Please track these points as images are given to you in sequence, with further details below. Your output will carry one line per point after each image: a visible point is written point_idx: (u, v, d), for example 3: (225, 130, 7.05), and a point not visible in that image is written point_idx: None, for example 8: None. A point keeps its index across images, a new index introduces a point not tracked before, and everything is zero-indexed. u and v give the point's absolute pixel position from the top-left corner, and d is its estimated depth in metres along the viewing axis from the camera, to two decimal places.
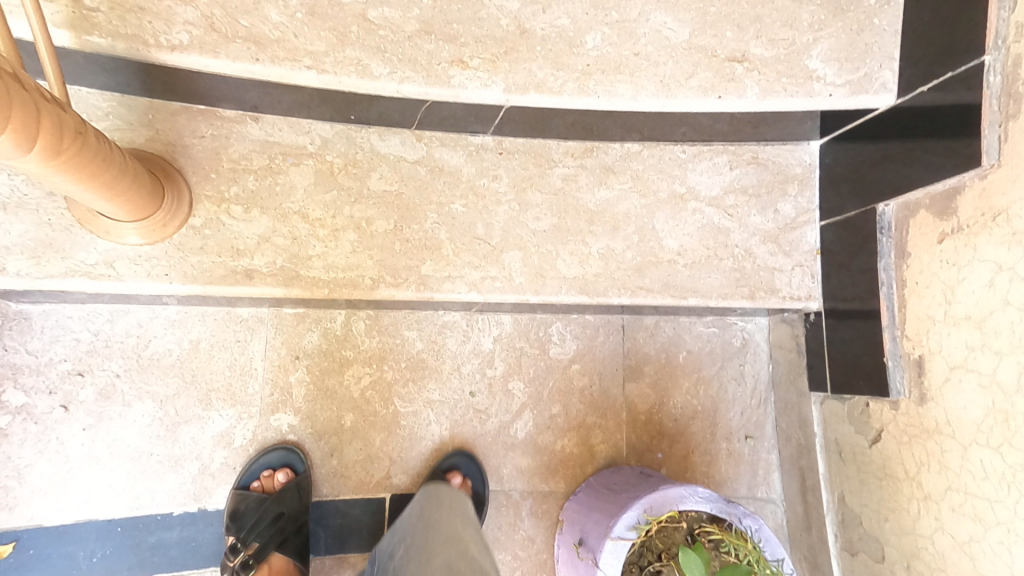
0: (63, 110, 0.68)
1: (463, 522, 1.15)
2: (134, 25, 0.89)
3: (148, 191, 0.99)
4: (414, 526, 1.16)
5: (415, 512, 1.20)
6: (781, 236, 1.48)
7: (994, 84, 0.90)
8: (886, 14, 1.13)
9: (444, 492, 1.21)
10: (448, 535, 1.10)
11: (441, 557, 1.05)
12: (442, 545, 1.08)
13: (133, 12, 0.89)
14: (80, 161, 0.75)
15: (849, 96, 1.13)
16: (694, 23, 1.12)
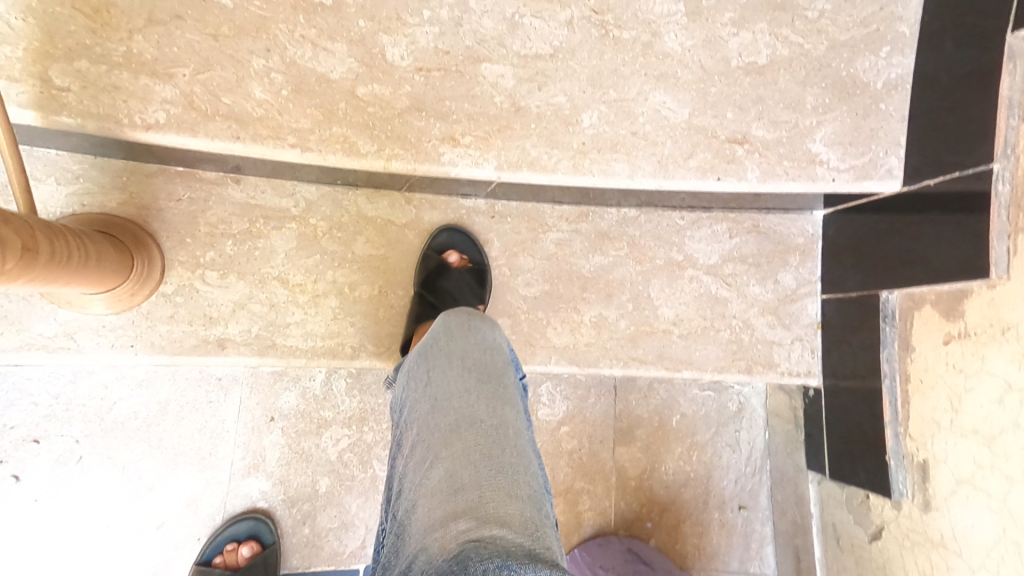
0: (10, 228, 0.61)
1: (487, 390, 0.89)
2: (107, 104, 0.82)
3: (112, 259, 0.92)
4: (422, 389, 0.92)
5: (424, 359, 0.97)
6: (781, 307, 1.42)
7: (1002, 194, 0.86)
8: (893, 98, 1.07)
9: (460, 353, 0.95)
10: (465, 407, 0.85)
11: (455, 434, 0.81)
12: (458, 418, 0.84)
13: (107, 91, 0.82)
14: (34, 272, 0.68)
15: (852, 181, 1.09)
16: (694, 103, 1.09)
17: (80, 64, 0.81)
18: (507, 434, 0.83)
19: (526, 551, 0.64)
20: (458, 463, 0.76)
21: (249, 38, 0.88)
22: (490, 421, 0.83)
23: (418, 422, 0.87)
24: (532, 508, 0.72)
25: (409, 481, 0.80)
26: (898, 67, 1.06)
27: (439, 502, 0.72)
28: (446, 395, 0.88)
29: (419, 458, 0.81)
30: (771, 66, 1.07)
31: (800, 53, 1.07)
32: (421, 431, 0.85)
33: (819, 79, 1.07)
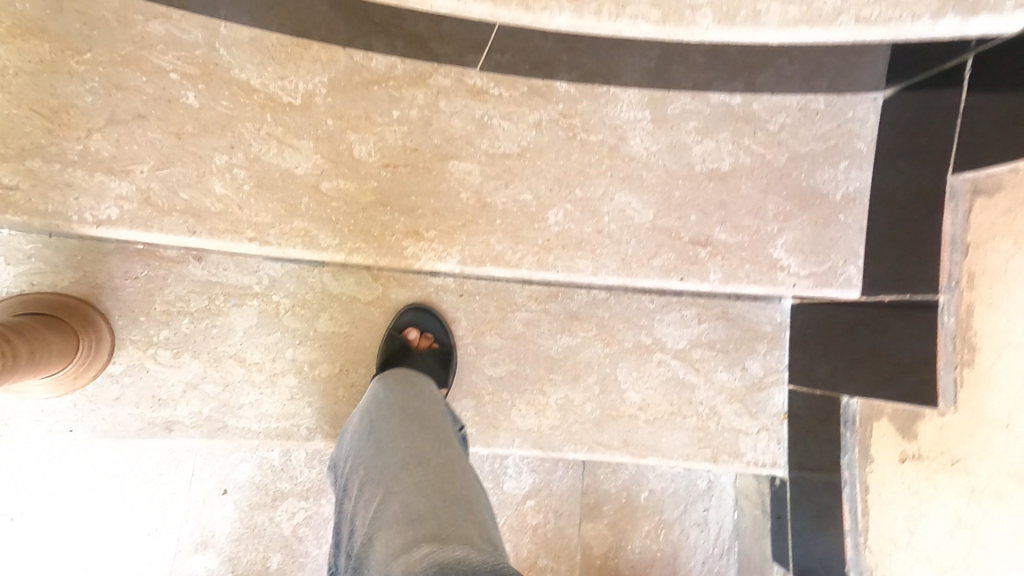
0: None
1: (432, 430, 0.88)
2: (58, 201, 0.82)
3: (47, 337, 0.90)
4: (368, 435, 0.88)
5: (368, 409, 0.94)
6: (748, 396, 1.40)
7: (948, 325, 0.87)
8: (851, 211, 1.07)
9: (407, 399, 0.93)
10: (411, 445, 0.83)
11: (404, 471, 0.79)
12: (405, 455, 0.82)
13: (57, 188, 0.82)
14: None
15: (812, 288, 1.09)
16: (659, 205, 1.10)
17: (33, 163, 0.81)
18: (455, 469, 0.82)
19: (491, 568, 0.64)
20: (412, 496, 0.75)
21: (213, 136, 0.88)
22: (437, 458, 0.82)
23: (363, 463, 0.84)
24: (489, 533, 0.73)
25: (360, 521, 0.77)
26: (856, 181, 1.06)
27: (395, 534, 0.70)
28: (390, 436, 0.86)
29: (368, 496, 0.79)
30: (734, 172, 1.09)
31: (762, 163, 1.08)
32: (366, 473, 0.82)
33: (779, 187, 1.08)
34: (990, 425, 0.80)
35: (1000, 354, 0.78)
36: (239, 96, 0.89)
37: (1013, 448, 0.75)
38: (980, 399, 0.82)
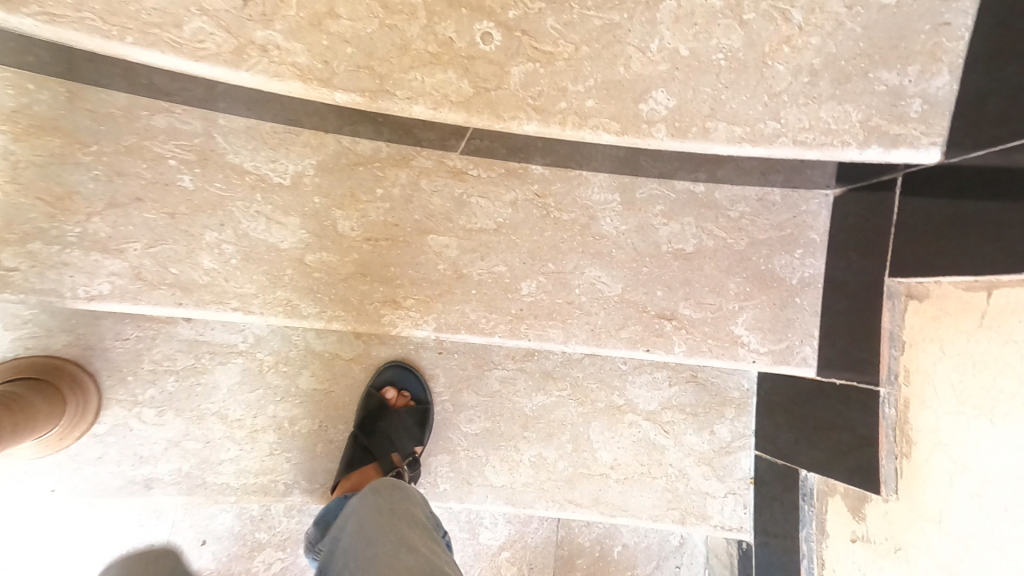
0: None
1: (415, 524, 0.98)
2: (53, 279, 0.88)
3: (37, 409, 0.98)
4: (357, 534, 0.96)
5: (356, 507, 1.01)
6: (716, 459, 1.43)
7: (889, 416, 0.92)
8: (807, 294, 1.13)
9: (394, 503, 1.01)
10: (399, 539, 0.94)
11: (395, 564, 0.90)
12: (393, 550, 0.92)
13: (54, 268, 0.88)
14: None
15: (770, 364, 1.14)
16: (627, 279, 1.15)
17: (33, 246, 0.87)
18: (437, 559, 0.93)
19: None
20: None
21: (205, 215, 0.95)
22: (421, 552, 0.93)
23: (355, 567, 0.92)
24: None
25: None
26: (811, 267, 1.13)
27: None
28: (378, 531, 0.95)
29: None
30: (697, 253, 1.15)
31: (723, 246, 1.15)
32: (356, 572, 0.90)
33: (739, 269, 1.15)
34: (928, 518, 0.84)
35: (933, 450, 0.83)
36: (232, 179, 0.96)
37: (946, 544, 0.79)
38: (917, 491, 0.86)
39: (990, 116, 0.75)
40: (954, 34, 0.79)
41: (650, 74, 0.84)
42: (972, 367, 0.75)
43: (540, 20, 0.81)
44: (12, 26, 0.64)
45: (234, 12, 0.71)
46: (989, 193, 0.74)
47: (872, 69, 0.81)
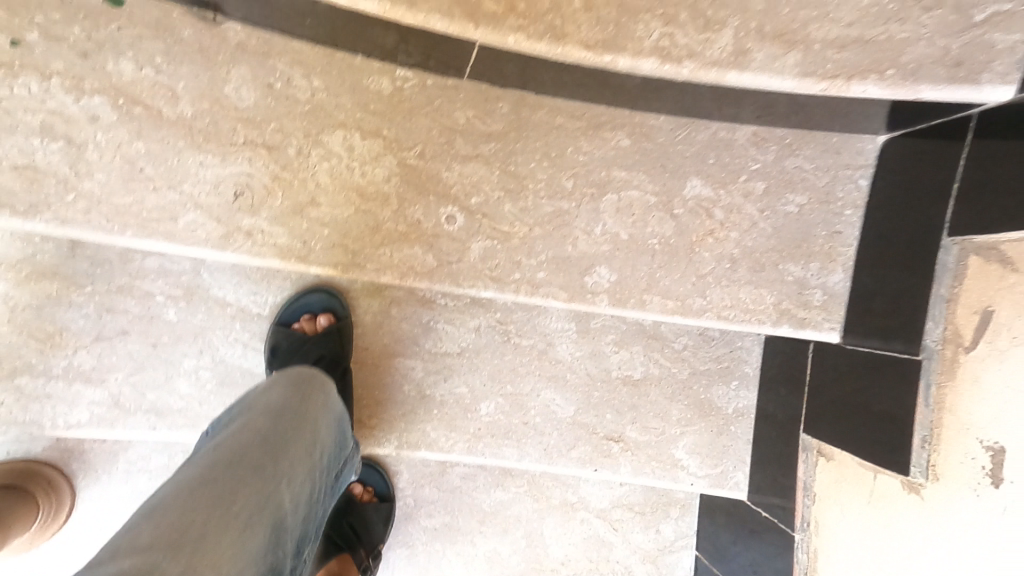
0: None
1: None
2: (35, 410, 0.94)
3: (8, 534, 0.95)
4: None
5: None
6: (660, 556, 1.42)
7: (802, 558, 1.07)
8: (740, 424, 1.21)
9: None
10: None
11: None
12: None
13: (38, 400, 0.94)
14: None
15: (707, 487, 1.23)
16: (580, 401, 1.22)
17: (20, 379, 0.93)
18: None
19: None
20: None
21: (185, 343, 0.99)
22: None
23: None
24: None
25: None
26: (744, 398, 1.20)
27: None
28: None
29: None
30: (645, 380, 1.22)
31: (669, 373, 1.21)
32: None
33: (682, 396, 1.21)
34: None
35: None
36: (214, 310, 1.00)
37: None
38: None
39: (875, 311, 0.86)
40: (845, 241, 0.91)
41: (595, 253, 0.95)
42: (868, 543, 0.82)
43: (498, 206, 0.92)
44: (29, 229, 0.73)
45: (226, 205, 0.79)
46: (897, 336, 0.81)
47: (781, 262, 0.93)
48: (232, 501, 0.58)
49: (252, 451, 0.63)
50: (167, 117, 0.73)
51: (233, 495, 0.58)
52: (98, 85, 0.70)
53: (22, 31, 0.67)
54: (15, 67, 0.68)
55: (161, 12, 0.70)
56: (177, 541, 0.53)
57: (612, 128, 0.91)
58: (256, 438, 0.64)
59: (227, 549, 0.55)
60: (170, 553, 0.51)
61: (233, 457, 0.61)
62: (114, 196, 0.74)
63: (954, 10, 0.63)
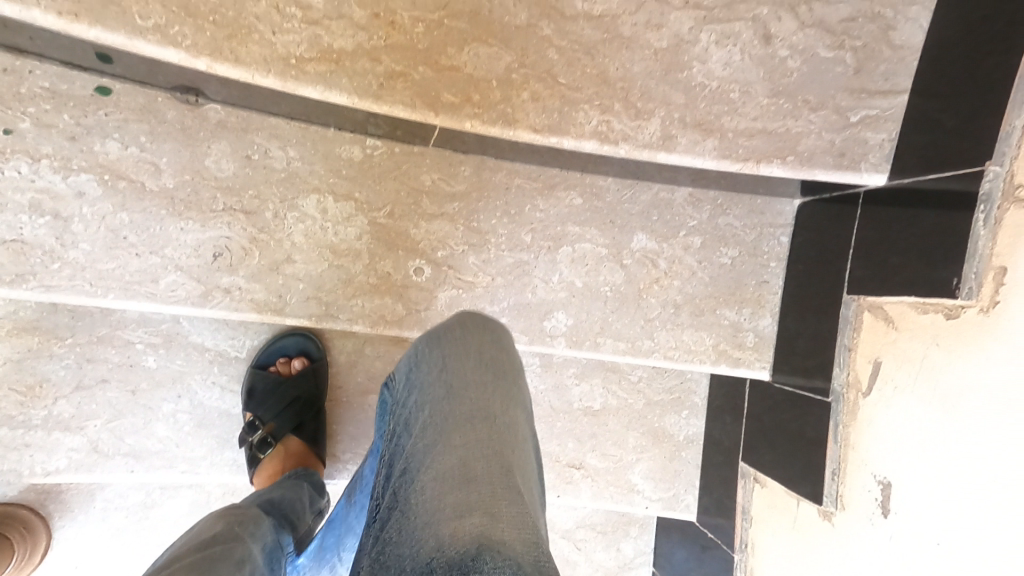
0: None
1: None
2: (14, 459, 0.97)
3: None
4: (421, 352, 0.66)
5: (425, 337, 0.69)
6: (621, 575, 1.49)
7: None
8: (690, 450, 1.31)
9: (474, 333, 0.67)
10: None
11: None
12: None
13: (17, 449, 0.97)
14: None
15: (661, 509, 1.32)
16: (543, 432, 1.30)
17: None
18: None
19: None
20: None
21: (163, 389, 1.03)
22: None
23: (423, 395, 0.61)
24: None
25: None
26: (694, 425, 1.30)
27: None
28: None
29: None
30: (603, 411, 1.30)
31: (626, 404, 1.30)
32: (435, 411, 0.58)
33: (638, 424, 1.30)
34: None
35: None
36: (192, 355, 1.04)
37: None
38: None
39: (798, 352, 0.96)
40: (772, 289, 1.01)
41: (552, 300, 1.02)
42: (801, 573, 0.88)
43: (463, 258, 0.98)
44: (16, 297, 0.78)
45: (205, 266, 0.84)
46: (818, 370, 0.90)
47: (718, 307, 1.02)
48: None
49: None
50: (149, 189, 0.79)
51: None
52: (85, 164, 0.76)
53: (15, 120, 0.72)
54: (6, 152, 0.73)
55: (145, 98, 0.76)
56: None
57: (565, 188, 0.99)
58: None
59: None
60: None
61: None
62: (98, 263, 0.79)
63: (836, 111, 0.75)
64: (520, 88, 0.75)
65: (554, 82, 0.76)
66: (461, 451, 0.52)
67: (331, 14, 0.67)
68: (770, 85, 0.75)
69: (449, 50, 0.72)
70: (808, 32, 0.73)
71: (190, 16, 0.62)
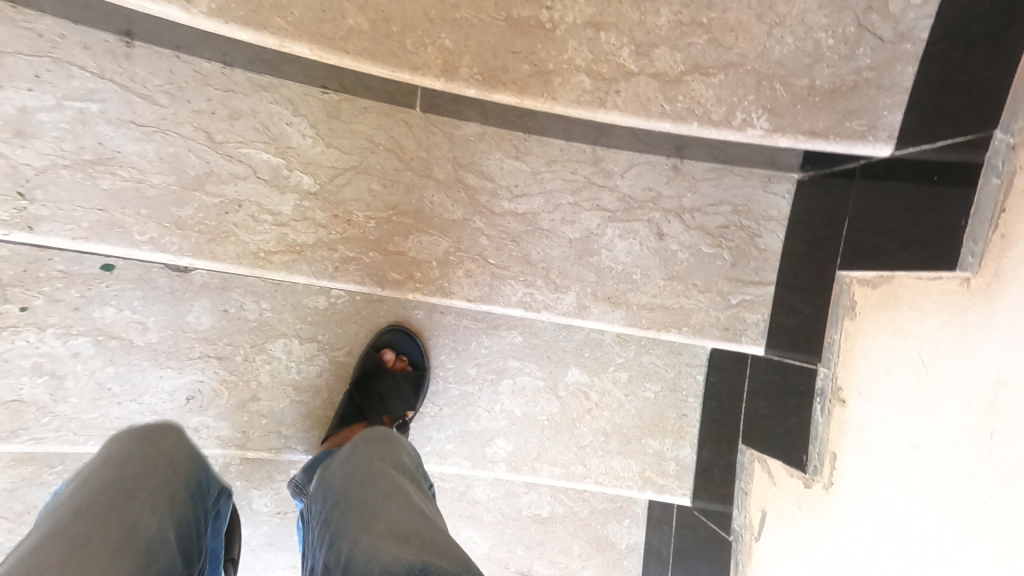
0: None
1: None
2: None
3: None
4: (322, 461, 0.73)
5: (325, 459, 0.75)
6: None
7: None
8: (631, 558, 1.35)
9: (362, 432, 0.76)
10: None
11: None
12: None
13: None
14: None
15: None
16: (492, 539, 1.33)
17: None
18: None
19: None
20: None
21: None
22: None
23: (331, 484, 0.66)
24: None
25: None
26: (635, 534, 1.35)
27: None
28: None
29: None
30: (551, 518, 1.33)
31: (572, 510, 1.34)
32: (346, 490, 0.64)
33: (583, 533, 1.34)
34: None
35: None
36: None
37: None
38: None
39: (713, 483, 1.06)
40: (690, 422, 1.11)
41: (494, 427, 1.12)
42: None
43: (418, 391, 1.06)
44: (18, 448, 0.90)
45: (178, 407, 0.95)
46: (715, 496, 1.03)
47: (644, 436, 1.12)
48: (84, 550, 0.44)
49: (98, 499, 0.49)
50: (136, 344, 0.91)
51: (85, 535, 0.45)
52: (84, 329, 0.88)
53: (30, 299, 0.86)
54: (19, 325, 0.86)
55: (141, 270, 0.90)
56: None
57: (507, 327, 1.09)
58: (110, 479, 0.51)
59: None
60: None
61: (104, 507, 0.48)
62: (83, 412, 0.90)
63: (719, 294, 0.89)
64: (456, 266, 0.90)
65: (485, 262, 0.90)
66: (383, 508, 0.59)
67: (297, 217, 0.82)
68: (665, 270, 0.90)
69: (396, 238, 0.87)
70: (692, 233, 0.88)
71: (179, 228, 0.76)
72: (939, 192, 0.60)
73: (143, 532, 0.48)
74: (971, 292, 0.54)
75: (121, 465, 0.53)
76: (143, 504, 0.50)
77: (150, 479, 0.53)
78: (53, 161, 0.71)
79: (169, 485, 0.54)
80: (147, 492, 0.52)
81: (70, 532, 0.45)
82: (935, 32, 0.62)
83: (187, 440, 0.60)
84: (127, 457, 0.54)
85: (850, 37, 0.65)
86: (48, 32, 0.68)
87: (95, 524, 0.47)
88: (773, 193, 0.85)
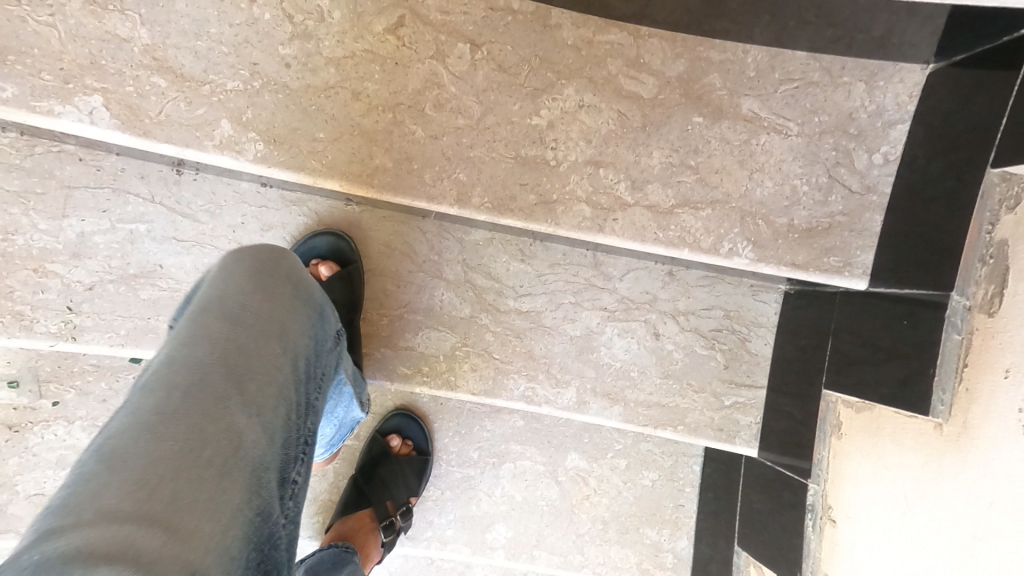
0: None
1: None
2: None
3: None
4: None
5: None
6: None
7: None
8: None
9: None
10: None
11: None
12: None
13: None
14: None
15: None
16: None
17: None
18: None
19: None
20: None
21: None
22: None
23: None
24: None
25: None
26: None
27: None
28: None
29: None
30: None
31: None
32: None
33: None
34: None
35: None
36: None
37: None
38: None
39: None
40: (687, 512, 1.11)
41: (494, 511, 1.12)
42: None
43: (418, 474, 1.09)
44: None
45: None
46: None
47: (642, 526, 1.12)
48: (201, 432, 0.39)
49: (211, 367, 0.43)
50: None
51: (201, 428, 0.39)
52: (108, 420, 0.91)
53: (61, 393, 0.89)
54: (48, 419, 0.90)
55: None
56: (152, 490, 0.35)
57: (509, 412, 1.11)
58: (215, 347, 0.44)
59: (214, 488, 0.38)
60: (141, 510, 0.34)
61: (225, 367, 0.43)
62: None
63: (714, 395, 0.92)
64: (462, 360, 0.93)
65: (488, 355, 0.93)
66: None
67: None
68: (661, 368, 0.93)
69: (406, 334, 0.92)
70: (687, 334, 0.92)
71: None
72: (915, 310, 0.65)
73: (248, 442, 0.42)
74: (945, 437, 0.59)
75: (240, 322, 0.47)
76: (254, 394, 0.44)
77: (269, 340, 0.48)
78: (102, 277, 0.78)
79: (279, 369, 0.47)
80: (257, 374, 0.45)
81: (190, 419, 0.39)
82: (896, 188, 0.70)
83: (301, 314, 0.53)
84: (246, 312, 0.47)
85: (822, 185, 0.72)
86: (111, 166, 0.77)
87: (204, 406, 0.41)
88: (762, 301, 0.90)
